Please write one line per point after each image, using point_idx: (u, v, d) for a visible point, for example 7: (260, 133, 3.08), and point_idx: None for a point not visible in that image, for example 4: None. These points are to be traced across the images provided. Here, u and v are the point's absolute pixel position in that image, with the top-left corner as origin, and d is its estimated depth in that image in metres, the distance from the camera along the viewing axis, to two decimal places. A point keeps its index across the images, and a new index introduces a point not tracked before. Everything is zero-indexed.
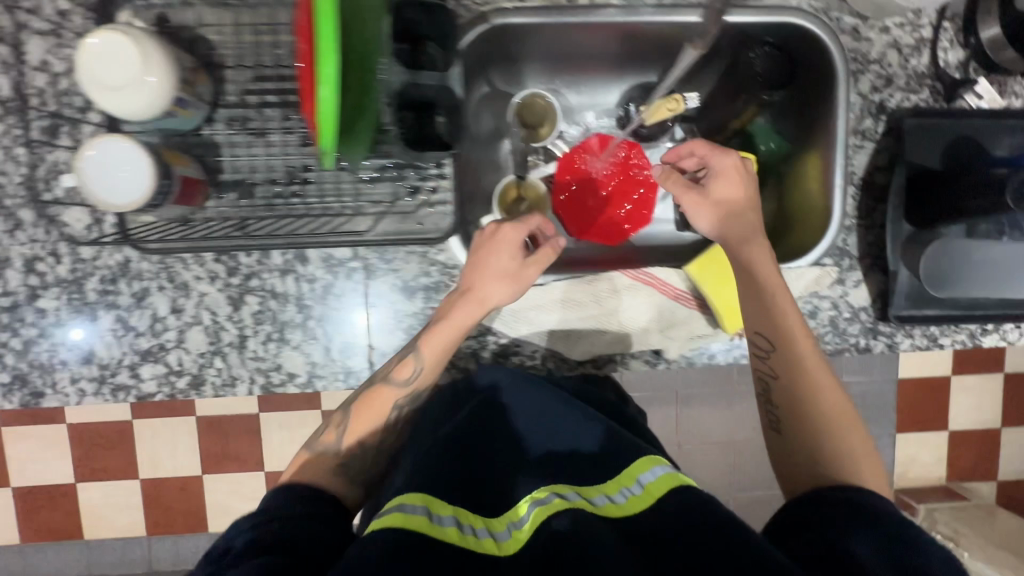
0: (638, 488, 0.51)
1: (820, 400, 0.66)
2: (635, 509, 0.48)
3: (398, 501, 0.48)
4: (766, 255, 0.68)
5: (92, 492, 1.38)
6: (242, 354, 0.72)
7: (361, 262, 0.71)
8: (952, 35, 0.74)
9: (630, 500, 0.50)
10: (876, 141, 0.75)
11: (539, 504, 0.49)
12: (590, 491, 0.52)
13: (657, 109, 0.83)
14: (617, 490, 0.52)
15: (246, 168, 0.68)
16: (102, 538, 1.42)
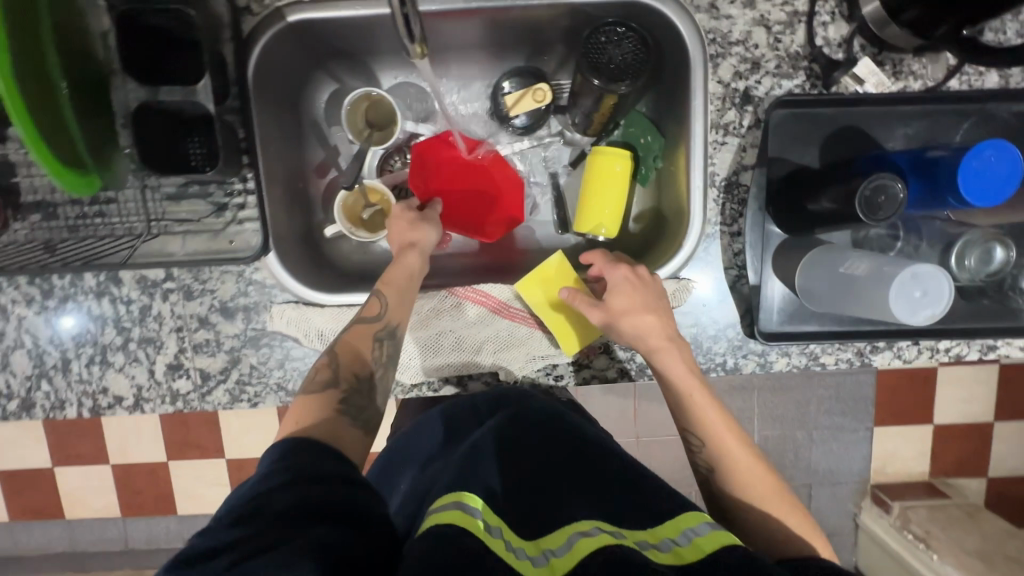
0: (684, 540, 0.45)
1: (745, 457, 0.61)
2: (697, 556, 0.43)
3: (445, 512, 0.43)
4: (673, 353, 0.62)
5: (68, 476, 1.43)
6: (67, 378, 0.70)
7: (175, 283, 0.68)
8: (832, 7, 0.63)
9: (691, 544, 0.45)
10: (742, 137, 0.66)
11: (584, 539, 0.45)
12: (633, 534, 0.47)
13: (522, 99, 0.78)
14: (659, 540, 0.47)
15: (45, 189, 0.65)
16: (82, 519, 1.46)
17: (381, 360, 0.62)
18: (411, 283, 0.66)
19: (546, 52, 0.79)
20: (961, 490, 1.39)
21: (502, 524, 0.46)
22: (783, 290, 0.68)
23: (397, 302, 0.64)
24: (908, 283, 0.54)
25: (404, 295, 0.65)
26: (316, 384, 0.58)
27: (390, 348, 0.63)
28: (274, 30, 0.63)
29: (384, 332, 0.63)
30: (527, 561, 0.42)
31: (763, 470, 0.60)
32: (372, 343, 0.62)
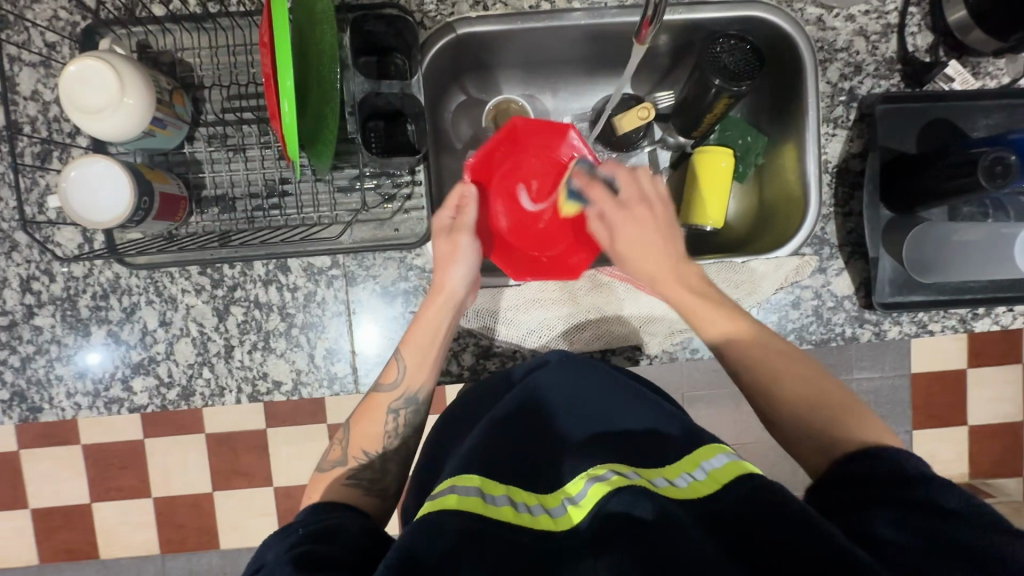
0: (702, 473, 0.52)
1: (721, 337, 0.64)
2: (696, 494, 0.49)
3: (449, 484, 0.50)
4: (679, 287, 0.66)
5: (106, 514, 1.28)
6: (229, 364, 0.73)
7: (340, 270, 0.73)
8: (919, 20, 0.74)
9: (692, 485, 0.50)
10: (849, 129, 0.76)
11: (597, 481, 0.51)
12: (651, 473, 0.53)
13: (629, 117, 0.80)
14: (678, 474, 0.53)
15: (227, 183, 0.71)
16: (118, 558, 1.31)
17: (395, 430, 0.66)
18: (430, 344, 0.67)
19: (652, 65, 0.87)
20: (1001, 489, 1.46)
21: (509, 490, 0.53)
22: (893, 264, 0.75)
23: (413, 367, 0.67)
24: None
25: (423, 364, 0.67)
26: (328, 463, 0.65)
27: (408, 415, 0.67)
28: (444, 41, 0.72)
29: (397, 403, 0.66)
30: (545, 516, 0.50)
31: (796, 362, 0.61)
32: (386, 418, 0.66)
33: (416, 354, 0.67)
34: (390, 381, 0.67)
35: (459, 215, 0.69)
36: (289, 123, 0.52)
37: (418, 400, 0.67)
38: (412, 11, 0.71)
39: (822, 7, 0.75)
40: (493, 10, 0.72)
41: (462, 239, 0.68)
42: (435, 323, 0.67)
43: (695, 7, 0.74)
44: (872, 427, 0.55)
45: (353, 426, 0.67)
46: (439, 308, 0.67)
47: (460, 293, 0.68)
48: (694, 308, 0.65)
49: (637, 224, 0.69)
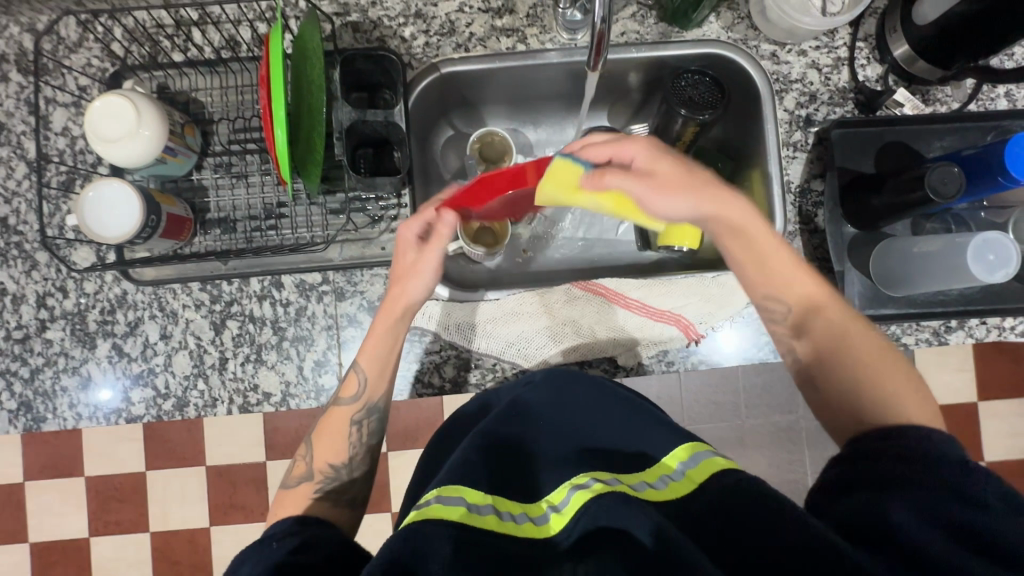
0: (679, 474, 0.53)
1: (808, 354, 0.62)
2: (678, 493, 0.50)
3: (434, 494, 0.51)
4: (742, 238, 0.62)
5: (102, 546, 1.28)
6: (222, 376, 0.77)
7: (330, 286, 0.78)
8: (868, 54, 0.80)
9: (670, 485, 0.51)
10: (808, 152, 0.81)
11: (580, 488, 0.52)
12: (631, 477, 0.54)
13: None
14: (657, 477, 0.53)
15: (229, 207, 0.77)
16: None
17: (360, 439, 0.69)
18: (385, 352, 0.69)
19: (626, 100, 0.92)
20: None
21: (494, 500, 0.53)
22: (861, 278, 0.78)
23: (372, 378, 0.69)
24: (981, 250, 0.69)
25: (382, 372, 0.69)
26: (294, 479, 0.65)
27: (372, 423, 0.69)
28: (429, 79, 0.80)
29: (360, 414, 0.69)
30: (529, 523, 0.52)
31: (829, 317, 0.61)
32: (348, 431, 0.68)
33: (375, 366, 0.69)
34: (350, 394, 0.69)
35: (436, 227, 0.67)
36: (283, 149, 0.59)
37: (380, 409, 0.69)
38: (400, 54, 0.79)
39: (776, 44, 0.81)
40: (474, 52, 0.80)
41: (429, 259, 0.66)
42: (396, 327, 0.69)
43: (658, 46, 0.81)
44: (911, 403, 0.55)
45: (313, 444, 0.68)
46: (396, 317, 0.68)
47: (408, 311, 0.68)
48: (833, 327, 0.61)
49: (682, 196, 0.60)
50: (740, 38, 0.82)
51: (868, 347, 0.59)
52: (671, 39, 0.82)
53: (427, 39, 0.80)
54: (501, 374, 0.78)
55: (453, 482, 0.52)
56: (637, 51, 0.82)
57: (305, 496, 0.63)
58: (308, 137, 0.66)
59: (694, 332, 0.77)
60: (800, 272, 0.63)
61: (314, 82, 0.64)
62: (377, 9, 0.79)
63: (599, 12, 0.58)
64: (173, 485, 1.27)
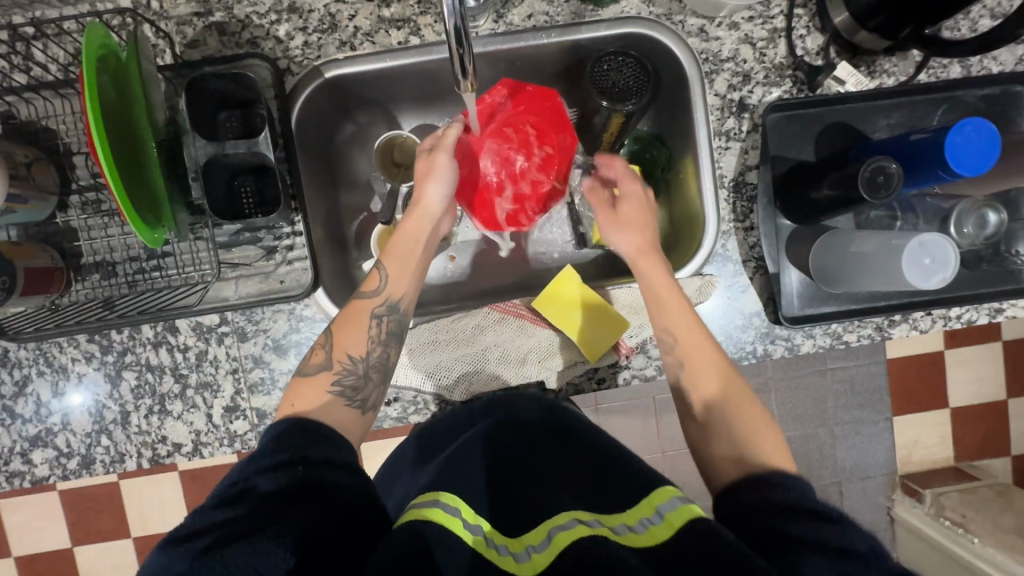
0: (657, 518, 0.45)
1: (712, 390, 0.62)
2: (651, 542, 0.42)
3: (433, 499, 0.50)
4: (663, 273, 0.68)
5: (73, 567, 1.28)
6: (126, 430, 0.72)
7: (230, 327, 0.72)
8: (807, 22, 0.72)
9: (649, 532, 0.44)
10: (743, 141, 0.73)
11: (561, 528, 0.46)
12: (614, 519, 0.47)
13: None
14: (638, 520, 0.46)
15: (104, 249, 0.70)
16: None
17: (378, 336, 0.63)
18: (410, 255, 0.68)
19: (548, 86, 0.83)
20: (988, 471, 1.41)
21: (483, 523, 0.50)
22: (800, 276, 0.72)
23: (395, 276, 0.66)
24: (918, 253, 0.62)
25: (407, 272, 0.67)
26: (311, 367, 0.60)
27: (391, 323, 0.64)
28: (313, 85, 0.70)
29: (380, 309, 0.64)
30: (508, 557, 0.45)
31: (699, 332, 0.64)
32: (368, 324, 0.63)
33: (401, 261, 0.67)
34: (371, 288, 0.65)
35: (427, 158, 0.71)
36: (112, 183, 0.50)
37: (402, 309, 0.65)
38: (276, 57, 0.69)
39: (704, 17, 0.72)
40: (361, 49, 0.70)
41: (444, 155, 0.70)
42: (424, 230, 0.70)
43: (572, 28, 0.71)
44: (771, 446, 0.56)
45: (333, 333, 0.62)
46: (418, 208, 0.70)
47: (436, 212, 0.71)
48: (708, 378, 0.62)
49: (626, 230, 0.72)
50: (663, 13, 0.72)
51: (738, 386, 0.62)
52: (586, 19, 0.72)
53: (306, 37, 0.69)
54: (424, 406, 0.74)
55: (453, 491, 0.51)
56: (550, 36, 0.72)
57: (317, 394, 0.58)
58: (135, 168, 0.56)
59: (623, 346, 0.72)
60: (671, 285, 0.67)
61: (113, 135, 0.52)
62: (244, 6, 0.68)
63: (451, 21, 0.44)
64: (136, 504, 1.25)
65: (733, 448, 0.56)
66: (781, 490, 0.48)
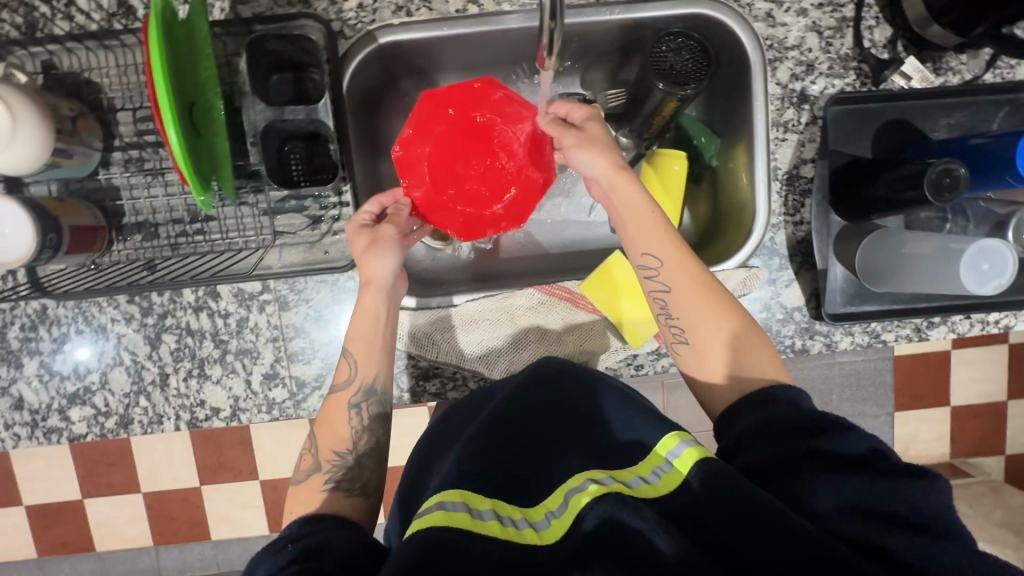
0: (668, 465, 0.48)
1: (719, 341, 0.58)
2: (665, 489, 0.46)
3: (437, 500, 0.47)
4: (671, 247, 0.60)
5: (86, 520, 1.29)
6: (165, 392, 0.73)
7: (271, 295, 0.71)
8: (877, 13, 0.70)
9: (663, 479, 0.47)
10: (800, 133, 0.72)
11: (576, 491, 0.48)
12: (625, 474, 0.50)
13: None
14: (651, 471, 0.49)
15: (147, 210, 0.68)
16: (114, 550, 1.31)
17: (362, 424, 0.62)
18: (372, 332, 0.63)
19: (601, 63, 0.80)
20: (981, 469, 1.44)
21: (494, 503, 0.49)
22: (846, 273, 0.72)
23: (363, 360, 0.63)
24: (976, 258, 0.62)
25: (376, 353, 0.63)
26: (302, 474, 0.59)
27: (372, 407, 0.63)
28: (367, 51, 0.68)
29: (358, 398, 0.62)
30: (528, 529, 0.47)
31: (685, 258, 0.60)
32: (347, 415, 0.62)
33: (361, 343, 0.63)
34: (344, 378, 0.63)
35: (366, 226, 0.65)
36: (179, 150, 0.49)
37: (378, 390, 0.63)
38: (330, 19, 0.66)
39: (772, 1, 0.70)
40: (418, 16, 0.68)
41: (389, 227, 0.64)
42: (381, 301, 0.63)
43: (637, 5, 0.69)
44: (767, 365, 0.56)
45: (316, 435, 0.62)
46: (377, 249, 0.63)
47: (390, 282, 0.64)
48: (703, 324, 0.59)
49: (597, 149, 0.63)
50: None
51: (722, 296, 0.59)
52: None
53: None
54: (461, 383, 0.74)
55: (459, 485, 0.49)
56: (612, 11, 0.70)
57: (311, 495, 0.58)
58: (196, 139, 0.55)
59: None
60: (654, 207, 0.61)
61: (177, 99, 0.51)
62: None
63: None
64: (152, 461, 1.26)
65: (725, 367, 0.57)
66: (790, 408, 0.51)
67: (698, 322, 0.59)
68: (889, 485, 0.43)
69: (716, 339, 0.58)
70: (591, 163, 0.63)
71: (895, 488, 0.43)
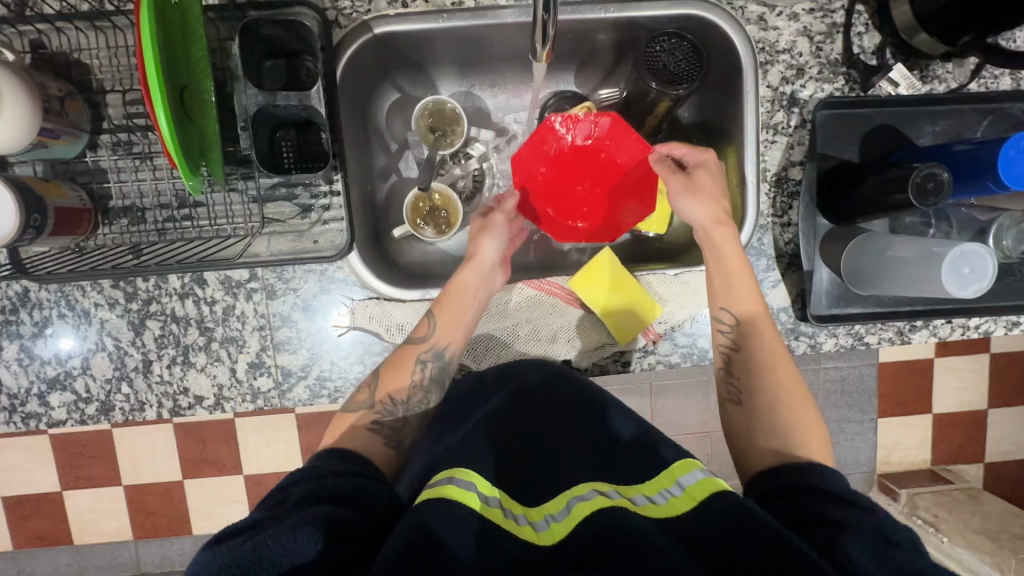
0: (678, 489, 0.48)
1: (777, 394, 0.60)
2: (675, 512, 0.45)
3: (449, 475, 0.49)
4: (739, 280, 0.65)
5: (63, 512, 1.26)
6: (148, 379, 0.72)
7: (259, 283, 0.71)
8: (866, 20, 0.71)
9: (669, 502, 0.46)
10: (790, 135, 0.73)
11: (581, 500, 0.48)
12: (631, 490, 0.50)
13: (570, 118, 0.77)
14: (657, 491, 0.49)
15: (134, 194, 0.67)
16: (92, 543, 1.29)
17: (421, 380, 0.65)
18: (463, 310, 0.67)
19: (596, 62, 0.81)
20: (961, 476, 1.46)
21: (501, 494, 0.50)
22: (831, 275, 0.73)
23: (444, 325, 0.66)
24: (958, 261, 0.63)
25: (457, 323, 0.67)
26: (354, 404, 0.63)
27: (434, 369, 0.66)
28: (360, 41, 0.68)
29: (427, 355, 0.65)
30: (528, 527, 0.46)
31: (759, 313, 0.64)
32: (413, 367, 0.65)
33: (450, 315, 0.67)
34: (421, 334, 0.66)
35: (480, 238, 0.71)
36: (168, 135, 0.49)
37: (446, 357, 0.66)
38: (324, 7, 0.66)
39: (765, 5, 0.71)
40: (414, 7, 0.68)
41: (495, 215, 0.73)
42: (478, 283, 0.69)
43: (632, 4, 0.70)
44: (818, 446, 0.57)
45: (382, 372, 0.65)
46: (471, 267, 0.69)
47: (489, 266, 0.70)
48: (764, 384, 0.61)
49: (702, 196, 0.67)
50: None
51: (789, 368, 0.62)
52: None
53: None
54: None
55: (472, 469, 0.50)
56: (607, 9, 0.71)
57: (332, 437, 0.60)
58: (187, 123, 0.54)
59: (651, 331, 0.73)
60: (742, 257, 0.65)
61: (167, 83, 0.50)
62: None
63: None
64: (133, 453, 1.24)
65: (776, 429, 0.58)
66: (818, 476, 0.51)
67: (760, 371, 0.62)
68: (919, 566, 0.43)
69: (767, 389, 0.61)
70: (694, 208, 0.67)
71: (929, 573, 0.42)
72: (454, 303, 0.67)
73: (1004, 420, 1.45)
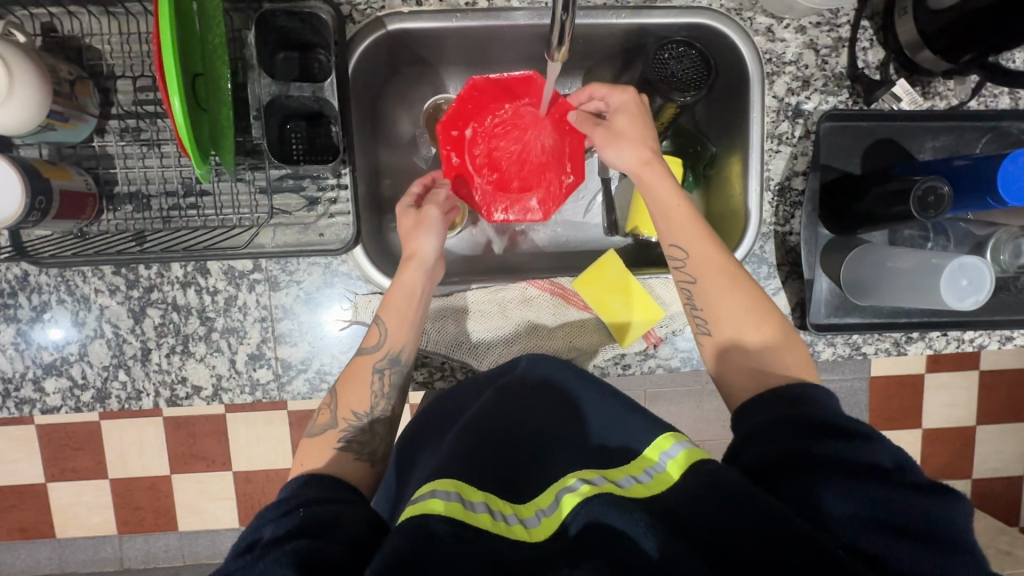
0: (661, 465, 0.49)
1: (742, 319, 0.60)
2: (653, 490, 0.46)
3: (430, 488, 0.48)
4: (687, 219, 0.63)
5: (46, 505, 1.24)
6: (146, 367, 0.71)
7: (263, 274, 0.70)
8: (871, 35, 0.72)
9: (654, 478, 0.47)
10: (793, 146, 0.74)
11: (568, 491, 0.48)
12: (617, 474, 0.50)
13: None
14: (642, 470, 0.50)
15: (140, 179, 0.67)
16: (74, 537, 1.27)
17: (383, 390, 0.64)
18: (409, 306, 0.66)
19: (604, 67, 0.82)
20: None
21: (487, 498, 0.50)
22: (831, 284, 0.74)
23: (395, 329, 0.65)
24: (956, 274, 0.64)
25: (406, 323, 0.66)
26: (318, 427, 0.61)
27: (394, 375, 0.64)
28: (374, 36, 0.68)
29: (382, 362, 0.64)
30: (519, 526, 0.47)
31: (710, 246, 0.62)
32: (371, 379, 0.63)
33: (400, 313, 0.65)
34: (372, 343, 0.65)
35: (410, 223, 0.69)
36: (180, 119, 0.49)
37: (404, 360, 0.65)
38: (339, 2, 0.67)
39: (773, 17, 0.73)
40: (427, 6, 0.68)
41: (433, 209, 0.69)
42: (419, 280, 0.67)
43: (643, 11, 0.71)
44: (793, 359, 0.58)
45: (338, 390, 0.63)
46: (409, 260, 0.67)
47: (430, 263, 0.68)
48: (731, 312, 0.60)
49: (627, 143, 0.67)
50: (734, 8, 0.72)
51: (762, 304, 0.61)
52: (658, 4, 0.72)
53: None
54: (449, 374, 0.74)
55: (448, 478, 0.49)
56: (618, 16, 0.72)
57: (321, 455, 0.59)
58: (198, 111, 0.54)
59: (652, 335, 0.73)
60: (679, 195, 0.64)
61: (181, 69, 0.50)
62: None
63: None
64: (121, 445, 1.22)
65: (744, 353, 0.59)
66: (801, 399, 0.51)
67: (720, 297, 0.61)
68: (893, 492, 0.43)
69: (733, 313, 0.60)
70: (623, 156, 0.67)
71: (899, 496, 0.43)
72: (409, 280, 0.67)
73: (993, 437, 1.46)
